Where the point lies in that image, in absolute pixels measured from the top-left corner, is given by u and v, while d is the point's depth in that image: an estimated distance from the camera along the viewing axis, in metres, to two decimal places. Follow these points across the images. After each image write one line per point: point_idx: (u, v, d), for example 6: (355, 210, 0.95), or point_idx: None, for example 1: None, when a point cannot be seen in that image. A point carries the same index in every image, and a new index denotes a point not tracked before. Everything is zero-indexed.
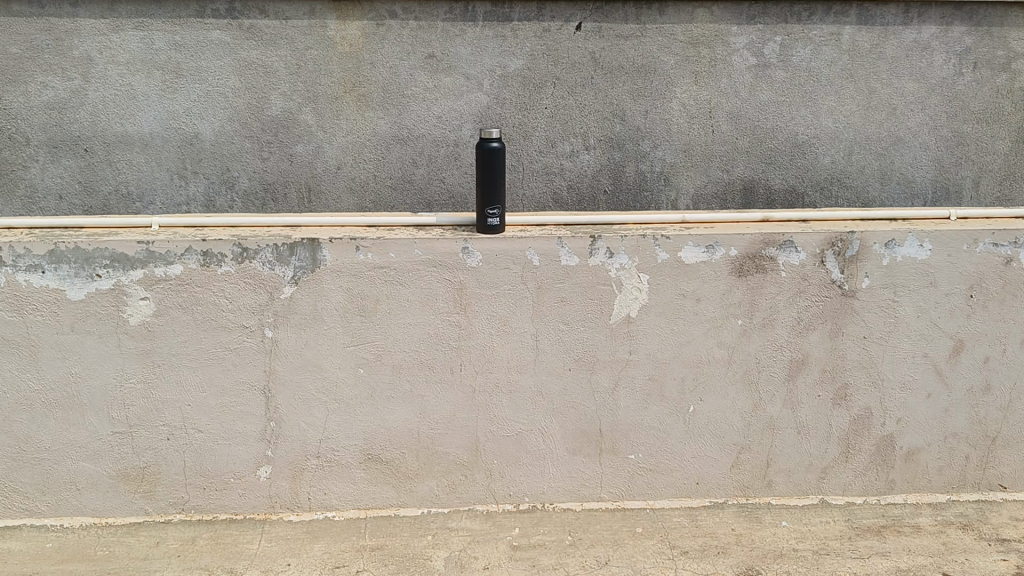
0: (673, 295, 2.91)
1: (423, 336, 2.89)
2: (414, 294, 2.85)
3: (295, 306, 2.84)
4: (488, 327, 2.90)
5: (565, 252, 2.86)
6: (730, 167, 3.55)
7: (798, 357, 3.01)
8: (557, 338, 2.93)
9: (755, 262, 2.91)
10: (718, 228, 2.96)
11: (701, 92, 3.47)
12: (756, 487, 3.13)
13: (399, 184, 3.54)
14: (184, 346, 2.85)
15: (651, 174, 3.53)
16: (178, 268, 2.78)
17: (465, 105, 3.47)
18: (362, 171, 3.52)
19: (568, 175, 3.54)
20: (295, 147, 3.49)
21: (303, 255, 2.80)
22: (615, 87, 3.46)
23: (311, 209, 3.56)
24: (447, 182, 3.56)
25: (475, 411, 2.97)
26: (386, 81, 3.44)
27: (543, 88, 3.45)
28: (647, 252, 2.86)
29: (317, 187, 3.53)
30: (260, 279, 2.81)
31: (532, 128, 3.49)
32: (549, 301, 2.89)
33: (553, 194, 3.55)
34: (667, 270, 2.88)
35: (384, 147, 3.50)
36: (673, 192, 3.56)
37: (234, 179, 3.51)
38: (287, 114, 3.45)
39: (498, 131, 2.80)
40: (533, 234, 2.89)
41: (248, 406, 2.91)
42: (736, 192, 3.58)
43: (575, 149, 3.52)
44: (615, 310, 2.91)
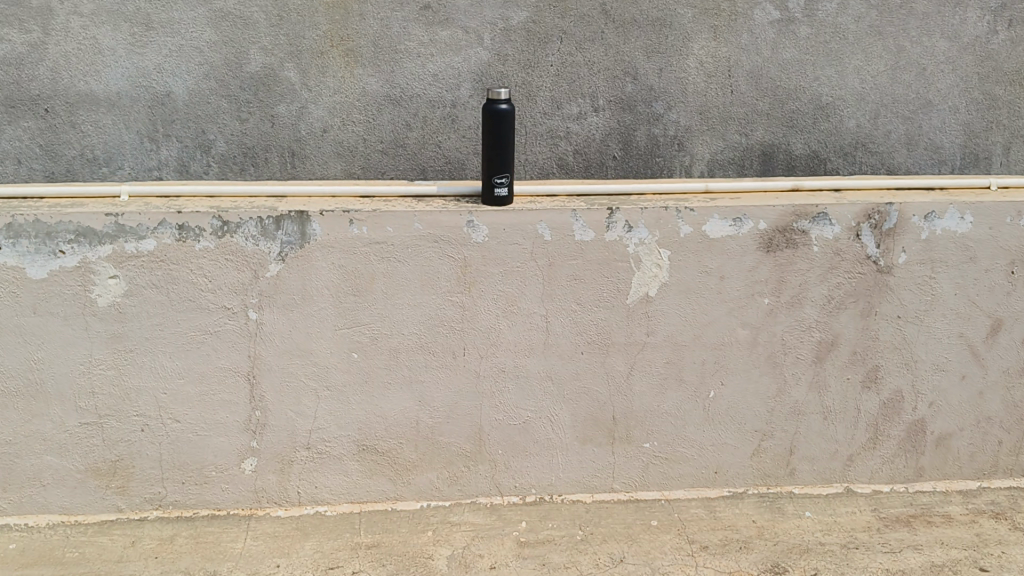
0: (696, 272, 2.67)
1: (423, 317, 2.65)
2: (413, 272, 2.60)
3: (282, 285, 2.57)
4: (494, 307, 2.66)
5: (579, 226, 2.61)
6: (749, 130, 3.30)
7: (827, 338, 2.79)
8: (568, 319, 2.69)
9: (786, 236, 2.67)
10: (745, 198, 2.70)
11: (720, 49, 3.20)
12: (778, 476, 2.92)
13: (391, 148, 3.27)
14: (159, 330, 2.58)
15: (664, 138, 3.29)
16: (151, 243, 2.50)
17: (463, 62, 3.18)
18: (351, 134, 3.25)
19: (574, 139, 3.28)
20: (277, 108, 3.20)
21: (291, 228, 2.52)
22: (626, 44, 3.18)
23: (295, 175, 3.28)
24: (443, 146, 3.29)
25: (480, 398, 2.74)
26: (377, 35, 3.14)
27: (548, 43, 3.17)
28: (669, 226, 2.62)
29: (302, 151, 3.26)
30: (243, 256, 2.53)
31: (535, 87, 3.21)
32: (561, 279, 2.65)
33: (558, 159, 3.30)
34: (689, 245, 2.64)
35: (375, 108, 3.22)
36: (687, 158, 3.31)
37: (210, 142, 3.22)
38: (268, 71, 3.15)
39: (507, 91, 2.52)
40: (543, 205, 2.63)
41: (229, 394, 2.65)
42: (754, 158, 3.33)
43: (582, 111, 3.25)
44: (633, 289, 2.68)
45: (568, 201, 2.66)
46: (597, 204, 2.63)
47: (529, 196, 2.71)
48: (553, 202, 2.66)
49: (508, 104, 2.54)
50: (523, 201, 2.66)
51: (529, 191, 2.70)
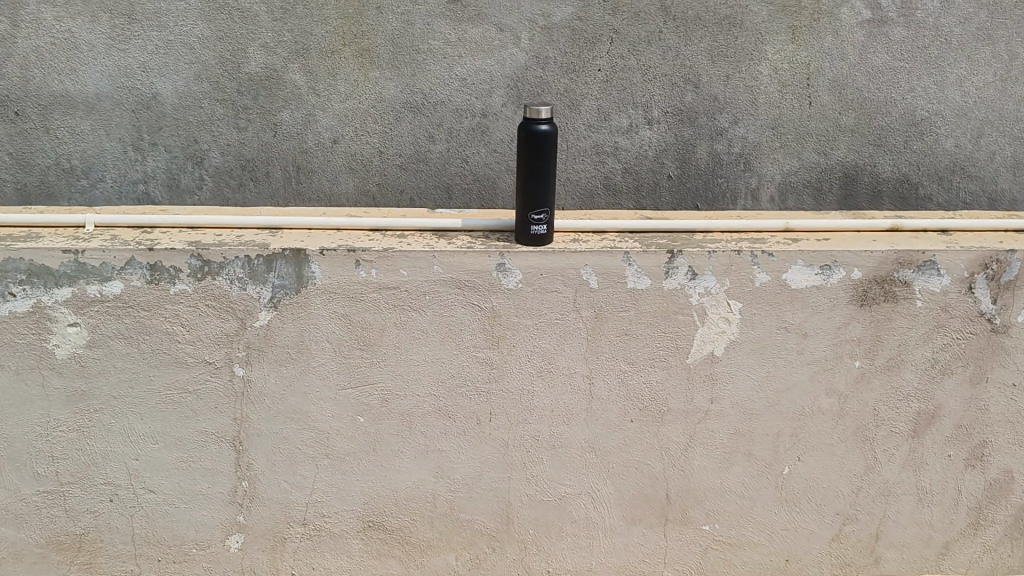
0: (771, 328, 2.22)
1: (442, 377, 2.21)
2: (432, 324, 2.16)
3: (274, 337, 2.14)
4: (528, 367, 2.22)
5: (633, 272, 2.15)
6: (830, 148, 2.83)
7: (926, 408, 2.33)
8: (616, 381, 2.24)
9: (884, 288, 2.20)
10: (834, 239, 2.24)
11: (797, 54, 2.72)
12: (860, 565, 2.46)
13: (412, 163, 2.84)
14: (129, 387, 2.16)
15: (728, 156, 2.83)
16: (117, 286, 2.08)
17: (496, 64, 2.73)
18: (364, 146, 2.81)
19: (623, 155, 2.82)
20: (280, 115, 2.77)
21: (284, 270, 2.09)
22: (688, 46, 2.70)
23: (302, 193, 2.86)
24: (471, 161, 2.85)
25: (509, 470, 2.30)
26: (396, 32, 2.70)
27: (596, 44, 2.71)
28: (743, 273, 2.16)
29: (309, 165, 2.83)
30: (228, 302, 2.11)
31: (580, 95, 2.76)
32: (608, 334, 2.20)
33: (605, 178, 2.85)
34: (766, 297, 2.18)
35: (394, 117, 2.78)
36: (755, 179, 2.86)
37: (203, 153, 2.80)
38: (270, 72, 2.72)
39: (549, 110, 2.06)
40: (590, 244, 2.17)
41: (212, 462, 2.23)
42: (833, 181, 2.87)
43: (633, 123, 2.78)
44: (695, 348, 2.23)
45: (620, 240, 2.20)
46: (655, 246, 2.17)
47: (572, 232, 2.25)
48: (602, 240, 2.20)
49: (550, 125, 2.07)
50: (565, 239, 2.20)
51: (573, 226, 2.24)
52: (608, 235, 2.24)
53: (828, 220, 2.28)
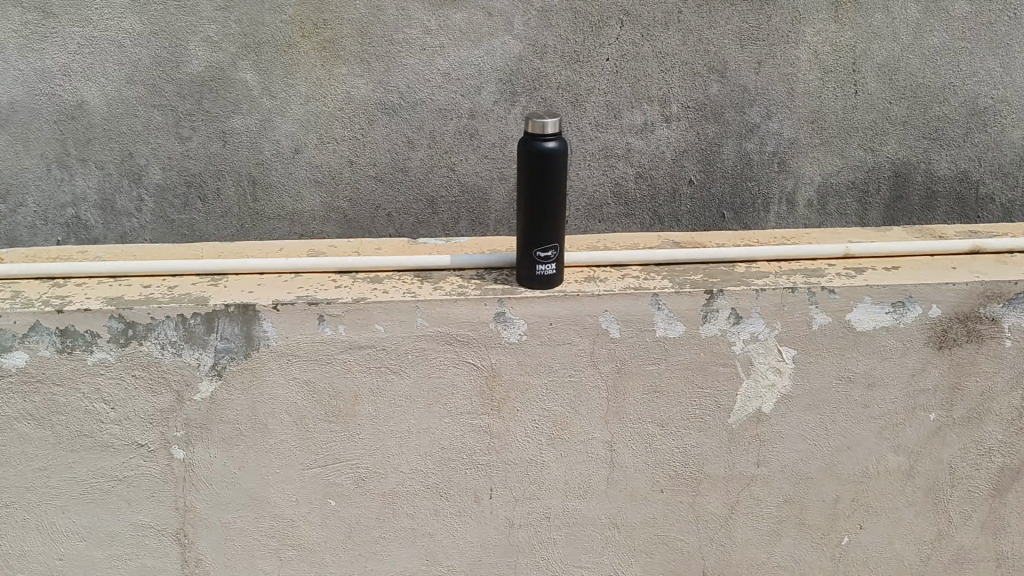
0: (832, 378, 1.83)
1: (431, 450, 1.81)
2: (417, 388, 1.75)
3: (221, 411, 1.74)
4: (534, 434, 1.82)
5: (663, 318, 1.75)
6: (878, 144, 2.44)
7: (1013, 463, 1.95)
8: (642, 446, 1.85)
9: (967, 326, 1.81)
10: (905, 268, 1.84)
11: (841, 35, 2.32)
12: None
13: (388, 173, 2.41)
14: (45, 475, 1.76)
15: (760, 156, 2.44)
16: (22, 358, 1.67)
17: (485, 56, 2.30)
18: (331, 156, 2.39)
19: (637, 158, 2.43)
20: (230, 122, 2.33)
21: (228, 331, 1.68)
22: (713, 28, 2.30)
23: (261, 212, 2.44)
24: (459, 169, 2.43)
25: (514, 555, 1.90)
26: (365, 21, 2.25)
27: (604, 29, 2.29)
28: (796, 314, 1.77)
29: (268, 180, 2.40)
30: (160, 372, 1.70)
31: (585, 90, 2.35)
32: (633, 392, 1.80)
33: (616, 185, 2.46)
34: (824, 341, 1.80)
35: (366, 120, 2.35)
36: (790, 182, 2.47)
37: (141, 169, 2.37)
38: (216, 72, 2.28)
39: (557, 123, 1.64)
40: (608, 284, 1.77)
41: (153, 558, 1.83)
42: (882, 181, 2.48)
43: (648, 121, 2.39)
44: (738, 406, 1.83)
45: (645, 278, 1.79)
46: (688, 283, 1.77)
47: (586, 267, 1.84)
48: (623, 278, 1.80)
49: (560, 142, 1.65)
50: (577, 279, 1.80)
51: (587, 260, 1.83)
52: (630, 271, 1.84)
53: (896, 244, 1.88)
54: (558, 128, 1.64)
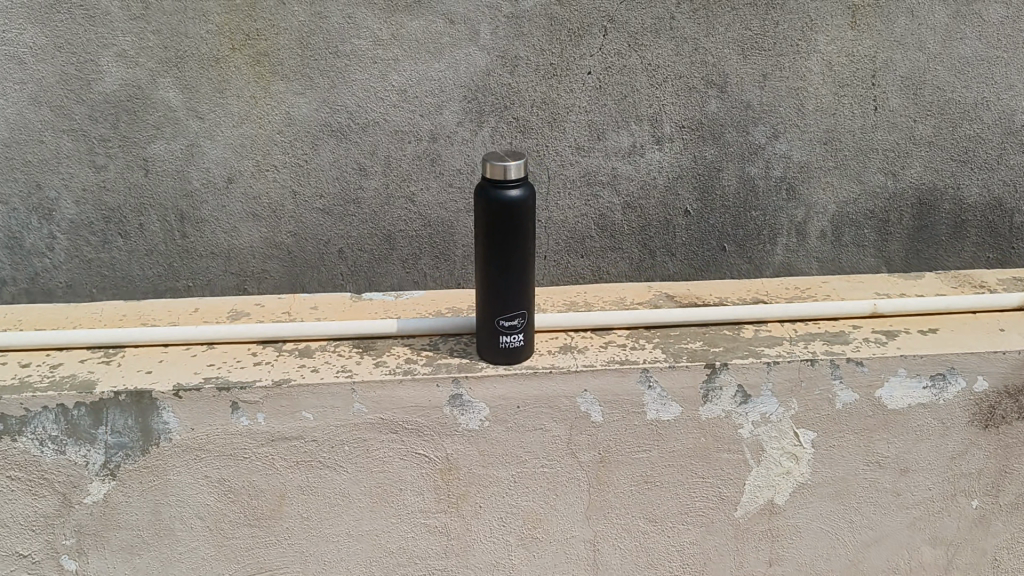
0: (857, 464, 1.53)
1: (376, 555, 1.49)
2: (357, 485, 1.44)
3: (118, 516, 1.43)
4: (501, 533, 1.51)
5: (655, 398, 1.45)
6: (899, 168, 2.15)
7: None
8: (631, 545, 1.54)
9: (1018, 400, 1.51)
10: (944, 334, 1.54)
11: (858, 43, 2.02)
12: None
13: (338, 205, 2.10)
14: None
15: (765, 182, 2.13)
16: None
17: (447, 70, 1.99)
18: (271, 186, 2.07)
19: (624, 185, 2.12)
20: (152, 147, 2.01)
21: (120, 422, 1.38)
22: (711, 36, 1.99)
23: (192, 249, 2.12)
24: (420, 199, 2.11)
25: None
26: (306, 30, 1.93)
27: (584, 38, 1.98)
28: (813, 390, 1.47)
29: (199, 213, 2.08)
30: (41, 471, 1.40)
31: (564, 108, 2.04)
32: (619, 484, 1.49)
33: (600, 215, 2.14)
34: (847, 421, 1.50)
35: (311, 145, 2.04)
36: (800, 210, 2.17)
37: (51, 202, 2.05)
38: (134, 90, 1.96)
39: (522, 166, 1.32)
40: (589, 356, 1.46)
41: None
42: (903, 208, 2.19)
43: (637, 143, 2.08)
44: (746, 497, 1.53)
45: (633, 348, 1.48)
46: (684, 353, 1.46)
47: (562, 332, 1.53)
48: (607, 348, 1.49)
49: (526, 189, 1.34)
50: (550, 348, 1.49)
51: (565, 323, 1.53)
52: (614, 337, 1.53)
53: (933, 301, 1.58)
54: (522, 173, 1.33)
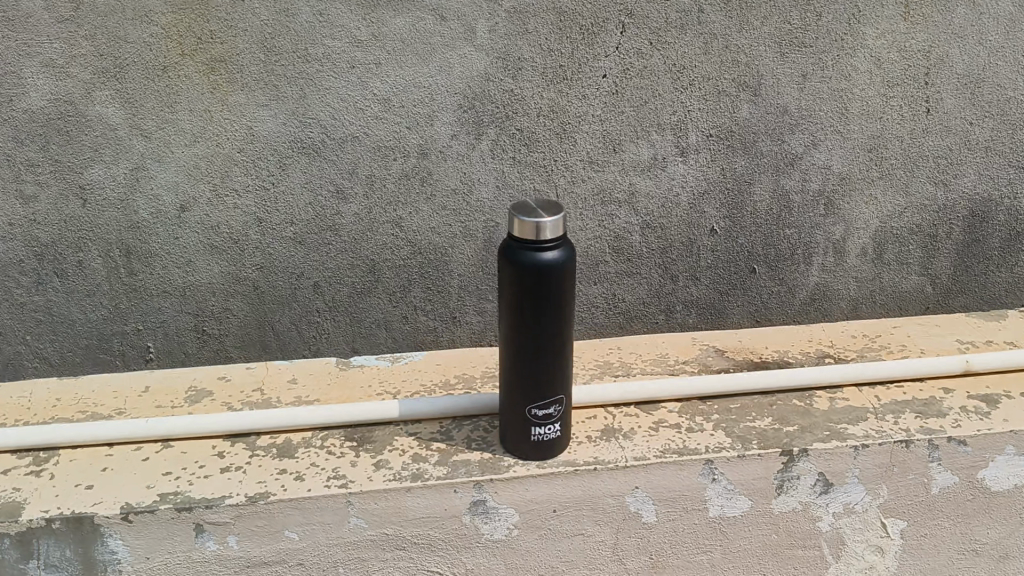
0: (948, 554, 1.37)
1: None
2: None
3: None
4: None
5: (718, 493, 1.29)
6: (950, 176, 1.90)
7: None
8: None
9: None
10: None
11: (911, 37, 1.76)
12: None
13: (312, 234, 1.79)
14: None
15: (802, 195, 1.87)
16: None
17: (438, 75, 1.69)
18: (233, 213, 1.75)
19: (643, 202, 1.84)
20: (89, 172, 1.69)
21: (52, 555, 1.26)
22: (745, 31, 1.71)
23: (142, 289, 1.80)
24: (408, 224, 1.80)
25: None
26: (271, 30, 1.62)
27: (599, 35, 1.69)
28: (904, 476, 1.31)
29: (148, 247, 1.77)
30: None
31: (575, 117, 1.75)
32: None
33: (616, 238, 1.87)
34: (934, 507, 1.33)
35: (279, 165, 1.72)
36: (839, 226, 1.92)
37: None
38: (66, 106, 1.64)
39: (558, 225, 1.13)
40: (652, 447, 1.29)
41: None
42: (953, 222, 1.95)
43: (659, 155, 1.81)
44: None
45: (695, 431, 1.34)
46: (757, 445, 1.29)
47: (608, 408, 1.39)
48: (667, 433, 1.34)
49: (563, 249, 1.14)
50: (604, 436, 1.33)
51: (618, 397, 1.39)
52: (668, 418, 1.38)
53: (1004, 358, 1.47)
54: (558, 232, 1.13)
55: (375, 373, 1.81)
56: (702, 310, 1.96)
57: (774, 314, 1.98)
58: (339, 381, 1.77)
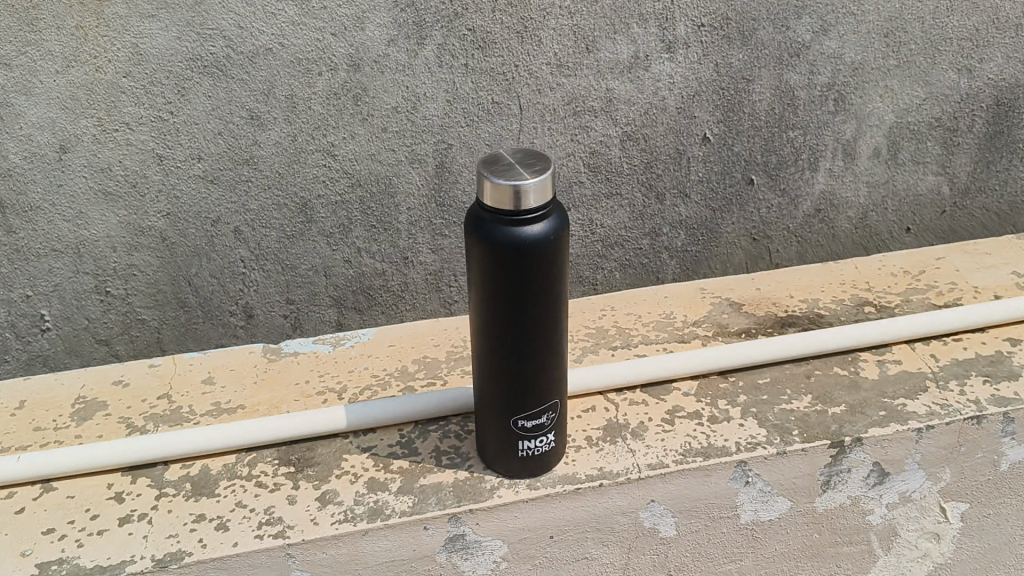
0: (1009, 531, 1.31)
1: None
2: None
3: None
4: None
5: (754, 497, 1.19)
6: (976, 60, 1.64)
7: None
8: None
9: None
10: None
11: None
12: None
13: (227, 170, 1.47)
14: None
15: (807, 91, 1.60)
16: None
17: None
18: (126, 151, 1.43)
19: (625, 109, 1.55)
20: None
21: None
22: None
23: (25, 249, 1.48)
24: (342, 151, 1.49)
25: None
26: None
27: None
28: (971, 454, 1.23)
29: (26, 200, 1.44)
30: None
31: (541, 10, 1.44)
32: None
33: (593, 152, 1.58)
34: (996, 485, 1.27)
35: (179, 89, 1.39)
36: (849, 124, 1.65)
37: None
38: None
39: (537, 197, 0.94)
40: (699, 444, 1.19)
41: None
42: (976, 113, 1.70)
43: (641, 53, 1.51)
44: None
45: (723, 422, 1.22)
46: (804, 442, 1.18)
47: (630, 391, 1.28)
48: (692, 424, 1.22)
49: (551, 219, 0.97)
50: (631, 432, 1.21)
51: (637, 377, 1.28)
52: (685, 404, 1.27)
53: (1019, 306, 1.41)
54: (544, 197, 0.96)
55: (312, 364, 1.55)
56: (692, 230, 1.70)
57: (773, 229, 1.73)
58: (267, 378, 1.51)
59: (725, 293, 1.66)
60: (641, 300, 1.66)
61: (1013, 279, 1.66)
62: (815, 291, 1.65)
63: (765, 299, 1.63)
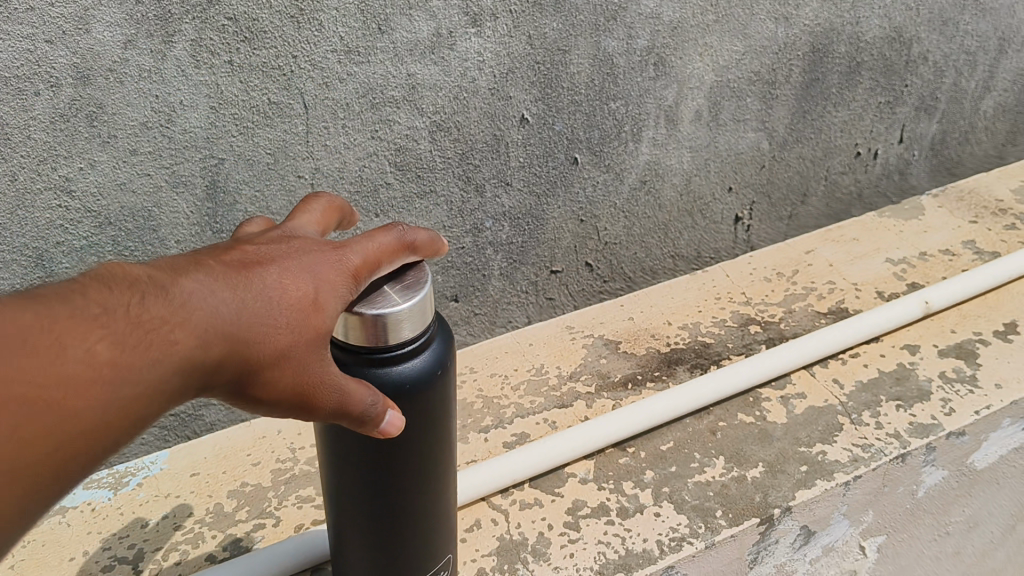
0: (915, 541, 1.37)
1: None
2: None
3: None
4: None
5: None
6: (792, 6, 1.54)
7: None
8: None
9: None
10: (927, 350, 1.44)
11: None
12: None
13: None
14: None
15: (626, 55, 1.43)
16: None
17: None
18: None
19: (431, 96, 1.31)
20: None
21: None
22: None
23: None
24: (82, 185, 1.14)
25: None
26: None
27: None
28: (886, 494, 1.27)
29: None
30: None
31: None
32: None
33: (399, 147, 1.33)
34: (904, 509, 1.31)
35: None
36: (669, 87, 1.50)
37: None
38: None
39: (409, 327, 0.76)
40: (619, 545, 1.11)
41: None
42: (793, 62, 1.61)
43: (442, 30, 1.27)
44: None
45: (638, 515, 1.15)
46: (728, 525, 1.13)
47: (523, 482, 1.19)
48: (601, 526, 1.14)
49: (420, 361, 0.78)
50: (532, 552, 1.11)
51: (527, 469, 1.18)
52: (585, 495, 1.19)
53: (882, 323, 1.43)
54: (422, 323, 0.77)
55: (86, 524, 1.23)
56: (516, 220, 1.50)
57: (600, 208, 1.57)
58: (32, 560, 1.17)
59: (597, 331, 1.57)
60: (507, 355, 1.53)
61: (889, 268, 1.69)
62: (692, 315, 1.59)
63: (642, 333, 1.55)
